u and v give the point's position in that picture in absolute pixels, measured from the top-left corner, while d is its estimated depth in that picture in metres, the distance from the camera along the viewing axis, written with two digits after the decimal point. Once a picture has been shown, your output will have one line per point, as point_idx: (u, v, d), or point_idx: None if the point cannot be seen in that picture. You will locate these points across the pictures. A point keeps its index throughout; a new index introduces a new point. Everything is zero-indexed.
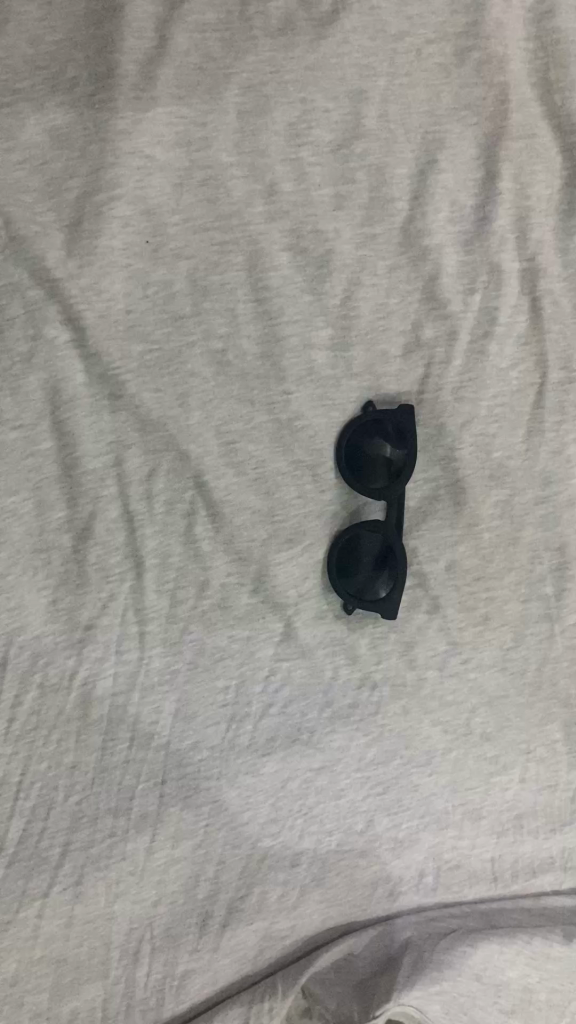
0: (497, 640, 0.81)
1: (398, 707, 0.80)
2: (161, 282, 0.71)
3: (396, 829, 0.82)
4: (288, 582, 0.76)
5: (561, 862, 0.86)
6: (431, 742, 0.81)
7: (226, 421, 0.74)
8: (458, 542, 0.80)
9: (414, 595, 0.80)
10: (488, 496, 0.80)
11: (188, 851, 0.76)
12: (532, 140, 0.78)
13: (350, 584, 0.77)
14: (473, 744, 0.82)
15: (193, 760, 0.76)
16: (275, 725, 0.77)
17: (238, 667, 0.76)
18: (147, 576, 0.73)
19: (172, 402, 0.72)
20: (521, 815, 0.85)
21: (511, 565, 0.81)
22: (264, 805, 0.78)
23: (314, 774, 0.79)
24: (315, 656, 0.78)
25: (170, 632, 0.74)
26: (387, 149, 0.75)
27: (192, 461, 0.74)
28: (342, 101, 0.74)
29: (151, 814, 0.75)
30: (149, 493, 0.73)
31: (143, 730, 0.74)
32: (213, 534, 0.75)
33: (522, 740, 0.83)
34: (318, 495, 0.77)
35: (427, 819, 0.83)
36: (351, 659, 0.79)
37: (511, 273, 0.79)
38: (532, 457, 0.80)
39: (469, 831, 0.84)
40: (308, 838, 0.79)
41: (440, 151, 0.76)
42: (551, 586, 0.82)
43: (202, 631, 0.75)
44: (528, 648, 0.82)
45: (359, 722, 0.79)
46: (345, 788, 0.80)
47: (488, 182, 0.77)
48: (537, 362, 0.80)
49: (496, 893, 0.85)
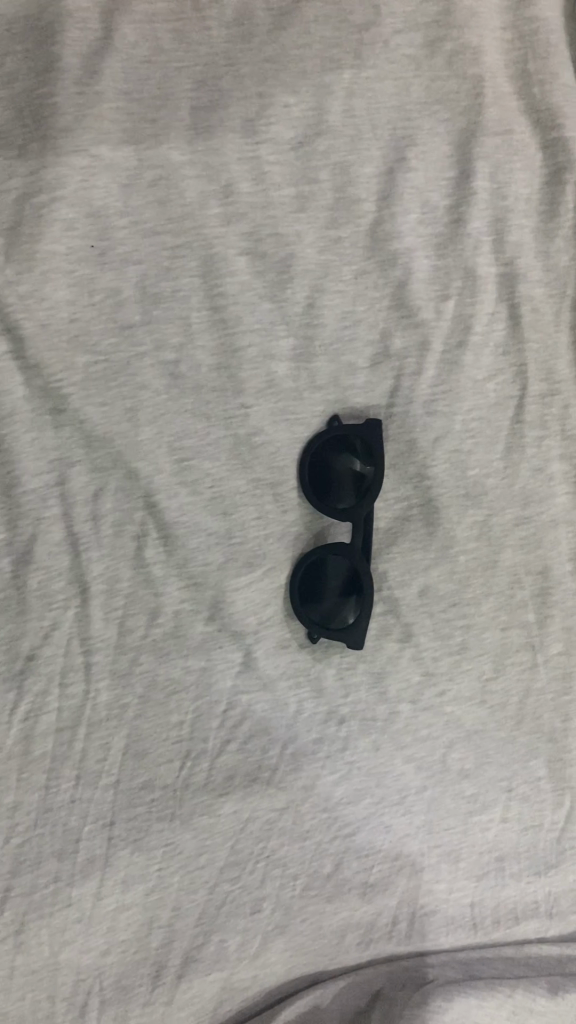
0: (475, 671, 0.76)
1: (368, 743, 0.75)
2: (109, 290, 0.67)
3: (366, 872, 0.76)
4: (247, 609, 0.72)
5: (546, 907, 0.80)
6: (404, 780, 0.76)
7: (179, 437, 0.69)
8: (431, 566, 0.75)
9: (384, 623, 0.74)
10: (464, 516, 0.75)
11: (140, 896, 0.71)
12: (510, 136, 0.73)
13: (314, 611, 0.72)
14: (450, 782, 0.77)
15: (144, 799, 0.71)
16: (234, 762, 0.72)
17: (194, 701, 0.71)
18: (93, 603, 0.69)
19: (120, 416, 0.68)
20: (503, 857, 0.79)
21: (489, 591, 0.76)
22: (223, 848, 0.73)
23: (277, 814, 0.74)
24: (277, 688, 0.73)
25: (118, 663, 0.69)
26: (353, 147, 0.70)
27: (142, 479, 0.69)
28: (304, 95, 0.69)
29: (99, 856, 0.70)
30: (95, 515, 0.68)
31: (90, 767, 0.70)
32: (166, 558, 0.70)
33: (504, 778, 0.78)
34: (279, 516, 0.72)
35: (400, 861, 0.77)
36: (316, 691, 0.73)
37: (488, 278, 0.74)
38: (511, 474, 0.75)
39: (447, 875, 0.78)
40: (271, 883, 0.74)
41: (410, 148, 0.71)
42: (533, 612, 0.77)
43: (153, 662, 0.70)
44: (509, 679, 0.77)
45: (325, 758, 0.74)
46: (311, 829, 0.74)
47: (462, 181, 0.72)
48: (517, 373, 0.75)
49: (464, 943, 0.79)
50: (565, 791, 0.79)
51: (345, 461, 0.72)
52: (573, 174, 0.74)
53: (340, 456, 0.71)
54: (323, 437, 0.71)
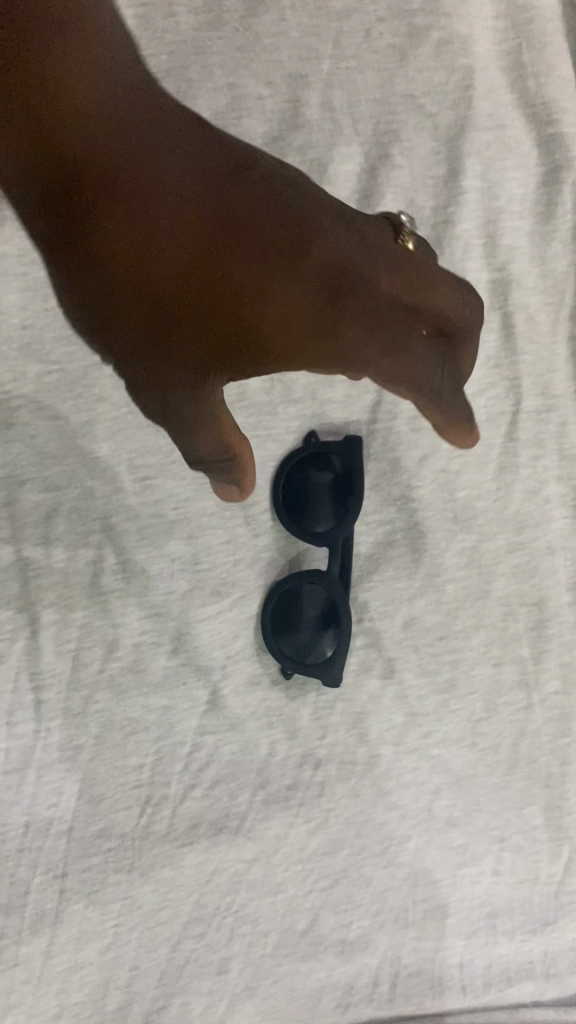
0: (464, 711, 0.70)
1: (346, 789, 0.68)
2: None
3: (345, 929, 0.69)
4: (214, 641, 0.66)
5: (542, 967, 0.73)
6: (386, 829, 0.69)
7: (141, 454, 0.64)
8: (417, 596, 0.69)
9: (366, 657, 0.68)
10: (451, 541, 0.69)
11: (95, 956, 0.64)
12: (502, 132, 0.68)
13: (288, 643, 0.67)
14: (436, 831, 0.70)
15: (100, 849, 0.65)
16: (199, 809, 0.66)
17: (155, 742, 0.65)
18: (44, 635, 0.63)
19: (75, 430, 0.63)
20: (495, 912, 0.72)
21: (479, 623, 0.69)
22: (186, 902, 0.66)
23: (246, 866, 0.67)
24: (247, 729, 0.67)
25: (72, 700, 0.64)
26: (332, 143, 0.65)
27: (99, 500, 0.64)
28: (277, 87, 0.64)
29: (49, 913, 0.64)
30: (47, 538, 0.63)
31: (40, 814, 0.64)
32: (124, 586, 0.65)
33: (496, 827, 0.71)
34: (251, 540, 0.67)
35: (382, 917, 0.70)
36: (290, 733, 0.67)
37: (480, 284, 0.68)
38: (504, 497, 0.69)
39: (432, 932, 0.71)
40: (239, 941, 0.67)
41: (393, 144, 0.66)
42: (527, 647, 0.70)
43: (109, 702, 0.65)
44: (502, 721, 0.70)
45: (299, 806, 0.68)
46: (284, 882, 0.68)
47: (450, 179, 0.67)
48: (510, 388, 0.69)
49: (445, 1007, 0.71)
50: (563, 840, 0.72)
51: (321, 481, 0.67)
52: (570, 174, 0.68)
53: (316, 476, 0.67)
54: (299, 454, 0.67)
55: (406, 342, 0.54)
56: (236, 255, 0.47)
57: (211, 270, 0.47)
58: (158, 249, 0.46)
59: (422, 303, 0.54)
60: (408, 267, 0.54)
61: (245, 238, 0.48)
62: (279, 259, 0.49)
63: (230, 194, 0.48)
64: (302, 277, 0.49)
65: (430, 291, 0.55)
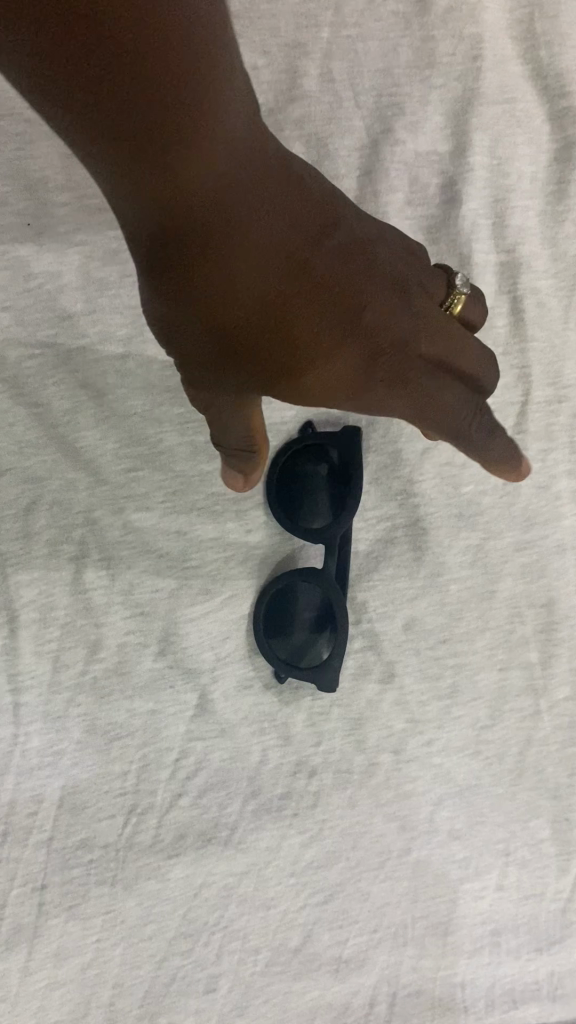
0: (468, 718, 0.66)
1: (343, 799, 0.65)
2: (48, 275, 0.60)
3: (341, 946, 0.65)
4: (203, 643, 0.63)
5: (548, 989, 0.68)
6: (384, 842, 0.65)
7: (126, 443, 0.62)
8: (418, 597, 0.65)
9: (364, 661, 0.65)
10: (456, 539, 0.65)
11: (75, 973, 0.61)
12: (512, 106, 0.64)
13: (282, 645, 0.63)
14: (437, 844, 0.66)
15: (81, 860, 0.61)
16: (186, 820, 0.63)
17: (140, 748, 0.62)
18: (23, 634, 0.61)
19: (57, 418, 0.61)
20: (499, 930, 0.67)
21: (484, 626, 0.66)
22: (172, 917, 0.62)
23: (236, 879, 0.63)
24: (237, 736, 0.63)
25: (52, 703, 0.61)
26: (331, 116, 0.62)
27: (81, 492, 0.61)
28: (274, 55, 0.61)
29: (27, 927, 0.60)
30: (27, 531, 0.61)
31: (19, 822, 0.61)
32: (108, 583, 0.62)
33: (500, 841, 0.67)
34: (243, 536, 0.64)
35: (380, 935, 0.66)
36: (283, 740, 0.64)
37: (487, 267, 0.64)
38: (511, 493, 0.66)
39: (434, 950, 0.66)
40: (228, 958, 0.63)
41: (397, 118, 0.63)
42: (535, 651, 0.66)
43: (92, 705, 0.61)
44: (507, 730, 0.66)
45: (293, 817, 0.64)
46: (276, 897, 0.64)
47: (457, 156, 0.63)
48: (519, 376, 0.65)
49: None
50: (571, 856, 0.68)
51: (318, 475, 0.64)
52: None
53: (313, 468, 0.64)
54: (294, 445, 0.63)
55: (434, 389, 0.47)
56: (312, 285, 0.42)
57: (285, 298, 0.41)
58: (232, 266, 0.39)
59: (452, 361, 0.48)
60: (435, 317, 0.47)
61: (327, 267, 0.42)
62: (354, 293, 0.43)
63: (315, 215, 0.42)
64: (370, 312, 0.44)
65: (464, 340, 0.48)
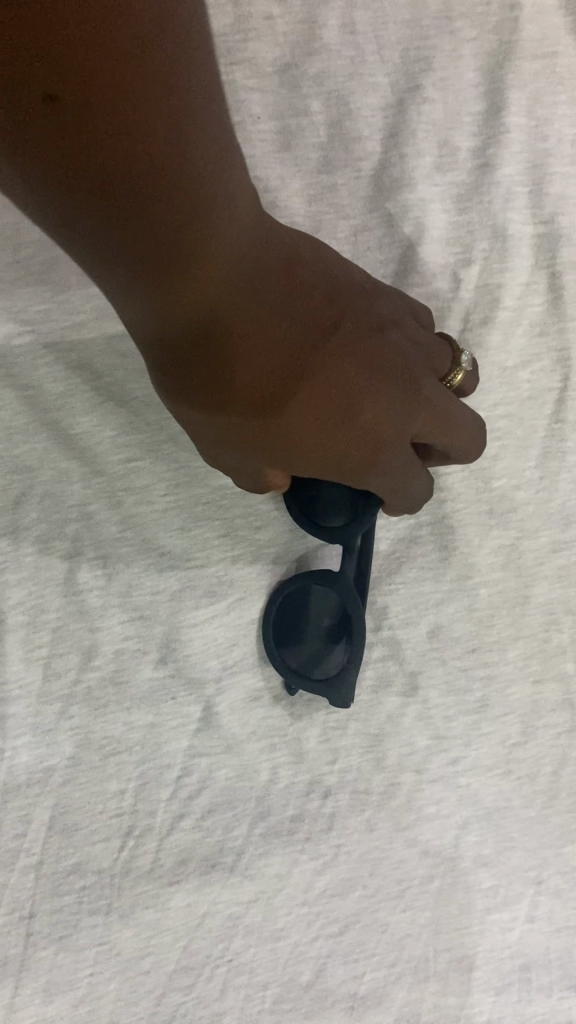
0: (498, 733, 0.60)
1: (360, 823, 0.59)
2: (38, 244, 0.55)
3: (356, 981, 0.58)
4: (208, 649, 0.58)
5: None
6: (406, 869, 0.59)
7: (125, 431, 0.57)
8: (444, 601, 0.59)
9: (384, 671, 0.59)
10: (486, 538, 0.60)
11: (66, 1011, 0.55)
12: (552, 61, 0.58)
13: (294, 655, 0.58)
14: (463, 873, 0.59)
15: (73, 887, 0.56)
16: (189, 844, 0.57)
17: (138, 765, 0.57)
18: (10, 639, 0.56)
19: (50, 404, 0.56)
20: (529, 964, 0.60)
21: (517, 635, 0.60)
22: (173, 950, 0.56)
23: (242, 909, 0.57)
24: (245, 752, 0.58)
25: (43, 714, 0.56)
26: (353, 71, 0.56)
27: (75, 485, 0.57)
28: (291, 5, 0.56)
29: (13, 960, 0.55)
30: (16, 528, 0.56)
31: (5, 844, 0.55)
32: (105, 584, 0.57)
33: (531, 868, 0.60)
34: (252, 533, 0.59)
35: (399, 970, 0.58)
36: (295, 757, 0.58)
37: (522, 239, 0.58)
38: (548, 487, 0.60)
39: (458, 987, 0.59)
40: (233, 995, 0.56)
41: (425, 75, 0.57)
42: (573, 662, 0.60)
43: (86, 718, 0.56)
44: (541, 748, 0.60)
45: (305, 841, 0.58)
46: (286, 929, 0.57)
47: (491, 115, 0.57)
48: (557, 360, 0.59)
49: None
50: None
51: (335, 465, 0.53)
52: None
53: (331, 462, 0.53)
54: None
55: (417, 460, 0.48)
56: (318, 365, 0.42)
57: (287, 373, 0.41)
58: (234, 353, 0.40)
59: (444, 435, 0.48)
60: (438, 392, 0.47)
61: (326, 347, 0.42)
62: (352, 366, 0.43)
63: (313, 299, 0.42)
64: (370, 383, 0.43)
65: (450, 412, 0.48)
